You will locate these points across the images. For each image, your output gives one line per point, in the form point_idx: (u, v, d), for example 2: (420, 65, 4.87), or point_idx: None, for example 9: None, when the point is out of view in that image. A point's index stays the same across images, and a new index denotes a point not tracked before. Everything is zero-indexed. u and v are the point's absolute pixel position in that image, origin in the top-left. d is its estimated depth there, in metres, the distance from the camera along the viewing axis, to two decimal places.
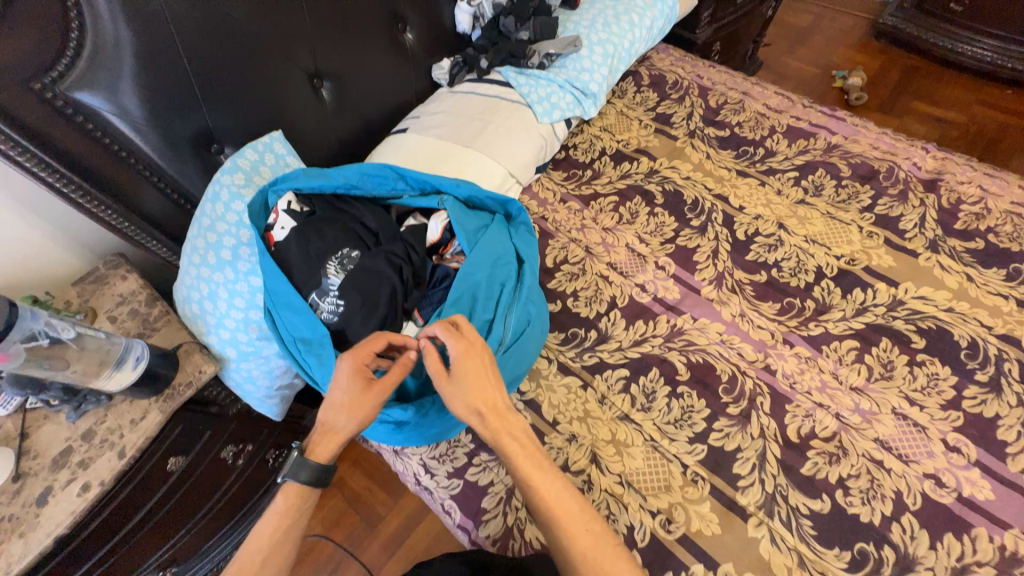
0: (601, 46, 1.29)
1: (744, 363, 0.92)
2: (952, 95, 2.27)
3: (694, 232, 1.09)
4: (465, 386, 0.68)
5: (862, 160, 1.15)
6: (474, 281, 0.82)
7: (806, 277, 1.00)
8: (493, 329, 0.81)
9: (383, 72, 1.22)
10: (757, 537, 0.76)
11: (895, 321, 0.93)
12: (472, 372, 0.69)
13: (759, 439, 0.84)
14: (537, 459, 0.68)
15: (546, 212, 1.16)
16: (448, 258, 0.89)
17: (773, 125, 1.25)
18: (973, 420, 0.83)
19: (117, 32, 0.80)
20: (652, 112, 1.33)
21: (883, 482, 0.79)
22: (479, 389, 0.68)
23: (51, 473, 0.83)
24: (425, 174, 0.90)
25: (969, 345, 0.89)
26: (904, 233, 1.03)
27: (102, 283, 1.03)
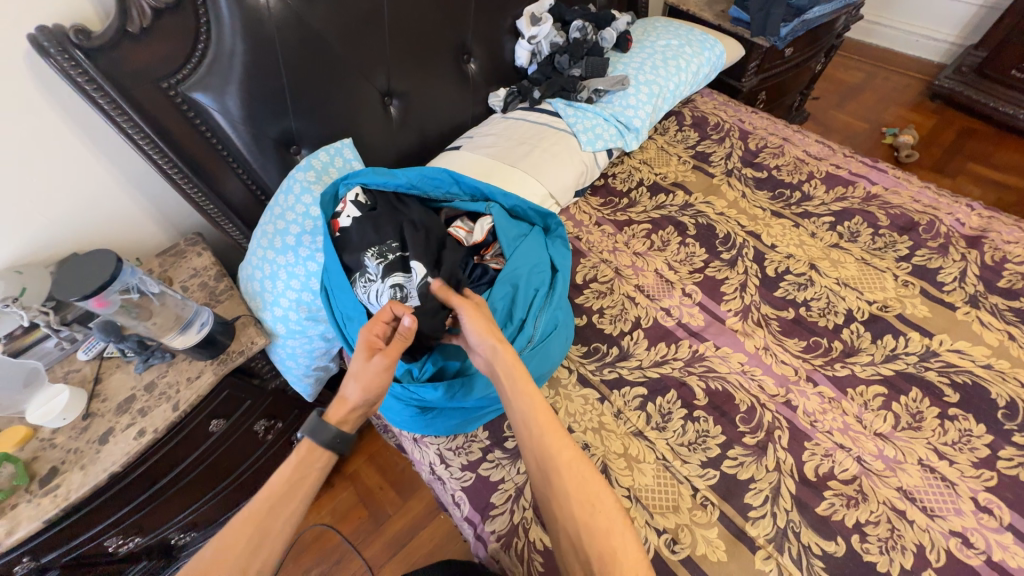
0: (647, 86, 1.38)
1: (764, 396, 0.92)
2: (1010, 159, 2.21)
3: (723, 265, 1.12)
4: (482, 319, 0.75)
5: (901, 211, 1.15)
6: (516, 279, 0.89)
7: (836, 319, 1.00)
8: (526, 326, 0.88)
9: (445, 96, 1.35)
10: (765, 570, 0.75)
11: (928, 371, 0.91)
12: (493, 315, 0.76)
13: (774, 472, 0.84)
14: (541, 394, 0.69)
15: (580, 233, 1.22)
16: (487, 258, 0.96)
17: (811, 171, 1.28)
18: (1008, 482, 0.79)
19: (233, 45, 0.94)
20: (691, 150, 1.39)
21: (905, 533, 0.76)
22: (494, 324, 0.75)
23: (115, 416, 0.91)
24: (478, 182, 0.99)
25: (1007, 405, 0.86)
26: (942, 285, 1.02)
27: (181, 256, 1.17)
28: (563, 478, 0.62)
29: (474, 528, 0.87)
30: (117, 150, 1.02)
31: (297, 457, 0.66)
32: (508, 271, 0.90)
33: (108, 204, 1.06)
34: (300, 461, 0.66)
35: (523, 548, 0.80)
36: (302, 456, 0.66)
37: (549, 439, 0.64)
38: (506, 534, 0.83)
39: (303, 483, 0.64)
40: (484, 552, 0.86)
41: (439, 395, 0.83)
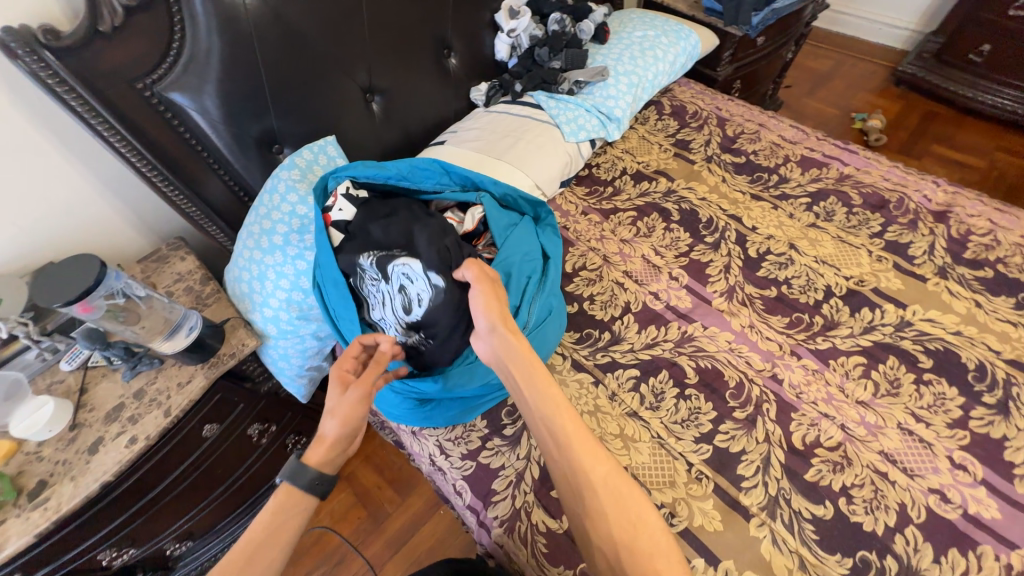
0: (626, 76, 1.40)
1: (752, 371, 0.95)
2: (971, 140, 2.31)
3: (707, 248, 1.15)
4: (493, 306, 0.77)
5: (873, 190, 1.20)
6: (509, 266, 0.90)
7: (816, 295, 1.04)
8: (520, 313, 0.89)
9: (427, 91, 1.35)
10: (759, 537, 0.78)
11: (903, 341, 0.96)
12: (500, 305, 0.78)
13: (764, 443, 0.87)
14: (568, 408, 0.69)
15: (568, 223, 1.24)
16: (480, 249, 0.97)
17: (787, 154, 1.32)
18: (980, 439, 0.84)
19: (209, 42, 0.93)
20: (672, 138, 1.42)
21: (888, 493, 0.80)
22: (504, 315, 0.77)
23: (104, 425, 0.89)
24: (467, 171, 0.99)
25: (977, 368, 0.91)
26: (913, 259, 1.07)
27: (164, 261, 1.14)
28: (602, 499, 0.61)
29: (476, 516, 0.88)
30: (92, 154, 1.00)
31: (273, 505, 0.66)
32: (501, 260, 0.91)
33: (84, 210, 1.04)
34: (279, 508, 0.65)
35: (525, 532, 0.82)
36: (279, 502, 0.66)
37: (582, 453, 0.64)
38: (508, 520, 0.84)
39: (283, 531, 0.64)
40: (487, 539, 0.87)
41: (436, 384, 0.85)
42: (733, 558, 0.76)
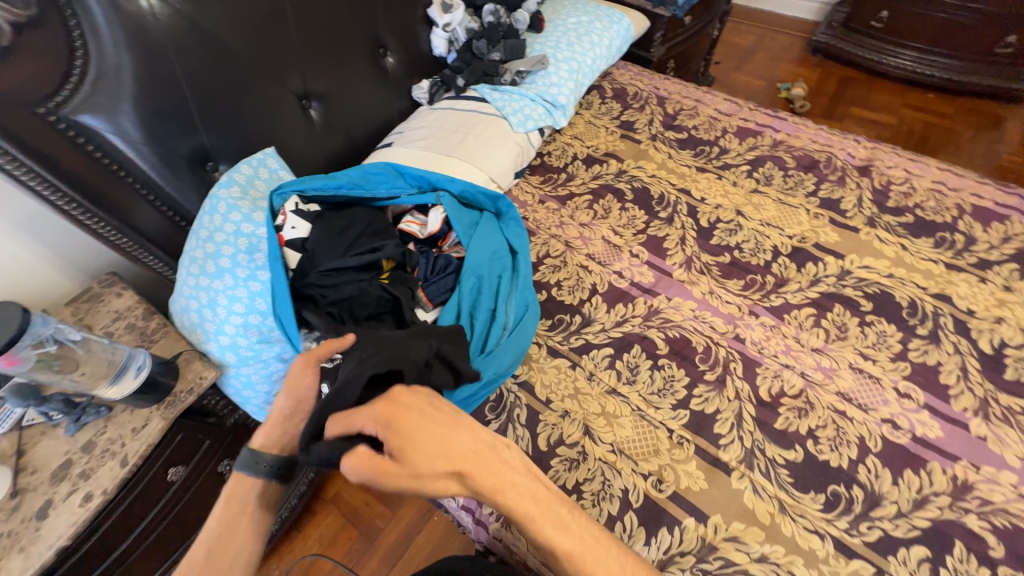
0: (566, 63, 1.41)
1: (716, 335, 1.00)
2: (882, 100, 2.52)
3: (662, 223, 1.19)
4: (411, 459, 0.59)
5: (804, 153, 1.29)
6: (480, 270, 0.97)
7: (765, 256, 1.11)
8: (497, 315, 0.96)
9: (368, 93, 1.31)
10: (740, 488, 0.82)
11: (845, 288, 1.04)
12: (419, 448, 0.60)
13: (735, 400, 0.92)
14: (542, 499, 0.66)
15: (527, 213, 1.24)
16: (446, 249, 1.03)
17: (724, 126, 1.39)
18: (919, 368, 0.93)
19: (118, 58, 0.86)
20: (617, 121, 1.46)
21: (847, 429, 0.87)
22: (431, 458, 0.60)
23: (52, 486, 0.81)
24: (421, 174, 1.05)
25: (909, 304, 1.00)
26: (845, 213, 1.15)
27: (98, 300, 1.04)
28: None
29: (472, 514, 0.88)
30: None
31: (231, 495, 0.73)
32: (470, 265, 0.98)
33: None
34: (242, 500, 0.73)
35: None
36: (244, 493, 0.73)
37: (559, 539, 0.64)
38: (504, 513, 0.84)
39: (246, 517, 0.72)
40: (486, 535, 0.88)
41: None
42: (720, 513, 0.80)
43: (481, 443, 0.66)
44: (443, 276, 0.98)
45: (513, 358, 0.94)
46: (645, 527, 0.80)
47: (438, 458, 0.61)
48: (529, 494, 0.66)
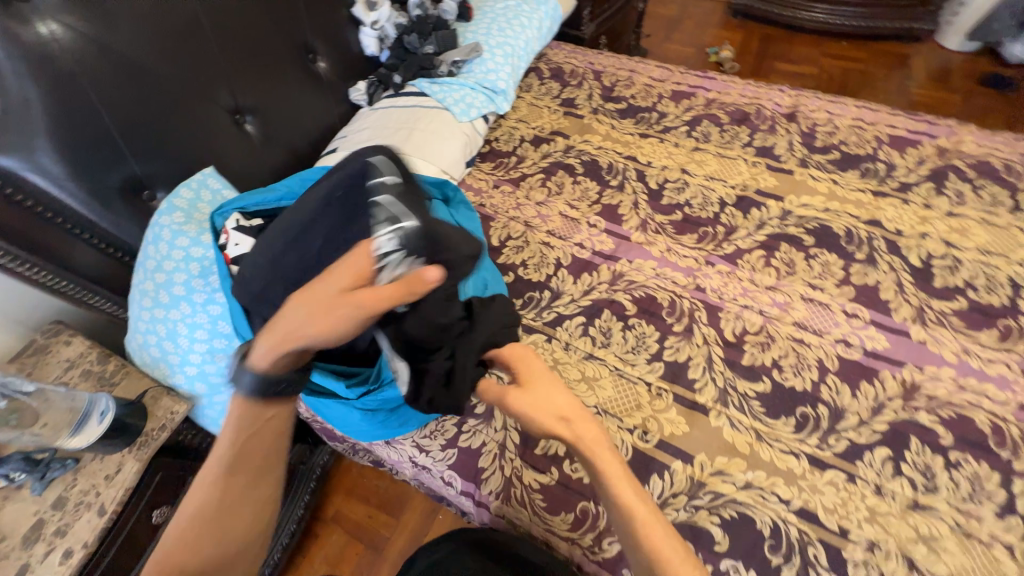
0: (500, 48, 1.43)
1: (679, 288, 1.05)
2: (802, 53, 2.67)
3: (614, 191, 1.23)
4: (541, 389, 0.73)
5: (736, 108, 1.36)
6: None
7: (713, 208, 1.17)
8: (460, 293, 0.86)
9: (304, 100, 1.28)
10: (719, 425, 0.88)
11: (788, 227, 1.11)
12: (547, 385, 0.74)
13: (703, 345, 0.97)
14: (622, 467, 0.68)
15: (483, 199, 1.25)
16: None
17: (660, 92, 1.44)
18: (862, 288, 1.00)
19: (24, 92, 0.81)
20: (558, 99, 1.49)
21: (806, 355, 0.94)
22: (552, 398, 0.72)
23: (25, 551, 0.77)
24: None
25: (846, 233, 1.08)
26: (779, 158, 1.23)
27: (45, 352, 0.98)
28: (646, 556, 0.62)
29: (472, 496, 0.89)
30: None
31: (242, 412, 0.61)
32: None
33: None
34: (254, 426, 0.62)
35: (522, 494, 0.85)
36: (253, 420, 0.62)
37: (634, 507, 0.65)
38: (503, 490, 0.87)
39: (271, 435, 0.63)
40: (489, 515, 0.90)
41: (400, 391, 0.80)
42: (704, 450, 0.85)
43: (577, 407, 0.72)
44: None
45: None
46: (638, 477, 0.84)
47: (551, 403, 0.71)
48: (612, 463, 0.68)
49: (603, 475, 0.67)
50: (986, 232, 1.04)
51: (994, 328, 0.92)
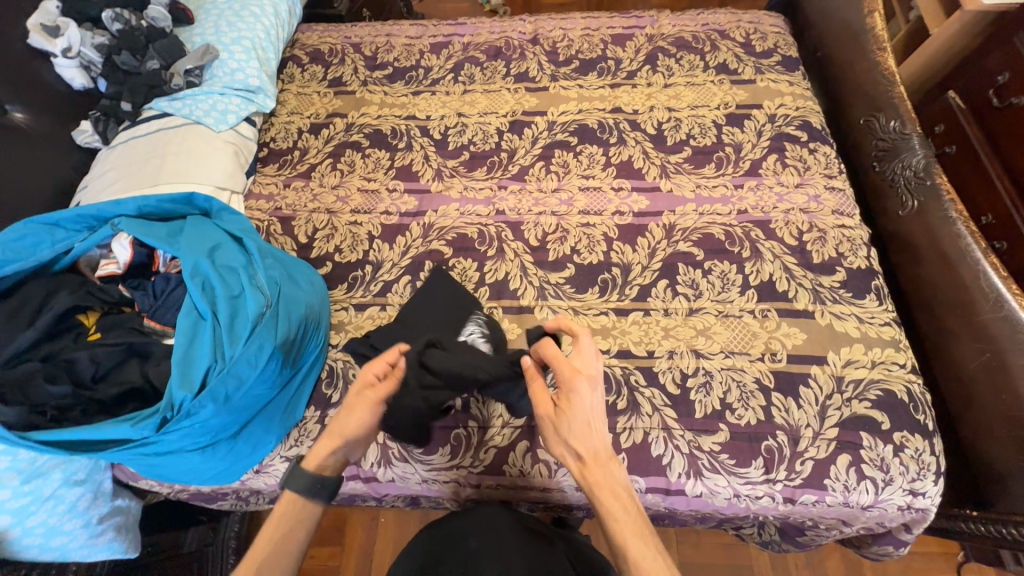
0: (238, 44, 1.33)
1: (484, 218, 1.15)
2: None
3: (404, 153, 1.27)
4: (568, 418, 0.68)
5: (488, 45, 1.45)
6: (197, 268, 0.79)
7: (493, 140, 1.27)
8: (246, 298, 0.79)
9: (11, 156, 1.06)
10: (543, 316, 1.01)
11: (557, 135, 1.26)
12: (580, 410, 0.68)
13: (515, 258, 1.08)
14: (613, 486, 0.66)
15: (278, 203, 1.21)
16: (160, 271, 0.85)
17: (420, 49, 1.48)
18: (620, 165, 1.19)
19: None
20: (325, 81, 1.45)
21: (594, 233, 1.10)
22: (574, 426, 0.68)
23: None
24: (79, 209, 0.82)
25: (599, 125, 1.26)
26: (534, 79, 1.37)
27: None
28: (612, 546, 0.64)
29: (358, 475, 0.93)
30: None
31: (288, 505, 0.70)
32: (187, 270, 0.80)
33: None
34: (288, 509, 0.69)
35: (400, 450, 0.91)
36: (292, 507, 0.70)
37: (631, 546, 0.63)
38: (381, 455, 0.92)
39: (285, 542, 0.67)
40: (382, 485, 0.94)
41: (211, 406, 0.73)
42: None
43: (601, 451, 0.68)
44: (167, 294, 0.82)
45: (287, 329, 0.81)
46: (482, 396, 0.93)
47: (575, 438, 0.68)
48: (620, 508, 0.65)
49: (603, 510, 0.65)
50: (692, 91, 1.29)
51: (712, 162, 1.17)
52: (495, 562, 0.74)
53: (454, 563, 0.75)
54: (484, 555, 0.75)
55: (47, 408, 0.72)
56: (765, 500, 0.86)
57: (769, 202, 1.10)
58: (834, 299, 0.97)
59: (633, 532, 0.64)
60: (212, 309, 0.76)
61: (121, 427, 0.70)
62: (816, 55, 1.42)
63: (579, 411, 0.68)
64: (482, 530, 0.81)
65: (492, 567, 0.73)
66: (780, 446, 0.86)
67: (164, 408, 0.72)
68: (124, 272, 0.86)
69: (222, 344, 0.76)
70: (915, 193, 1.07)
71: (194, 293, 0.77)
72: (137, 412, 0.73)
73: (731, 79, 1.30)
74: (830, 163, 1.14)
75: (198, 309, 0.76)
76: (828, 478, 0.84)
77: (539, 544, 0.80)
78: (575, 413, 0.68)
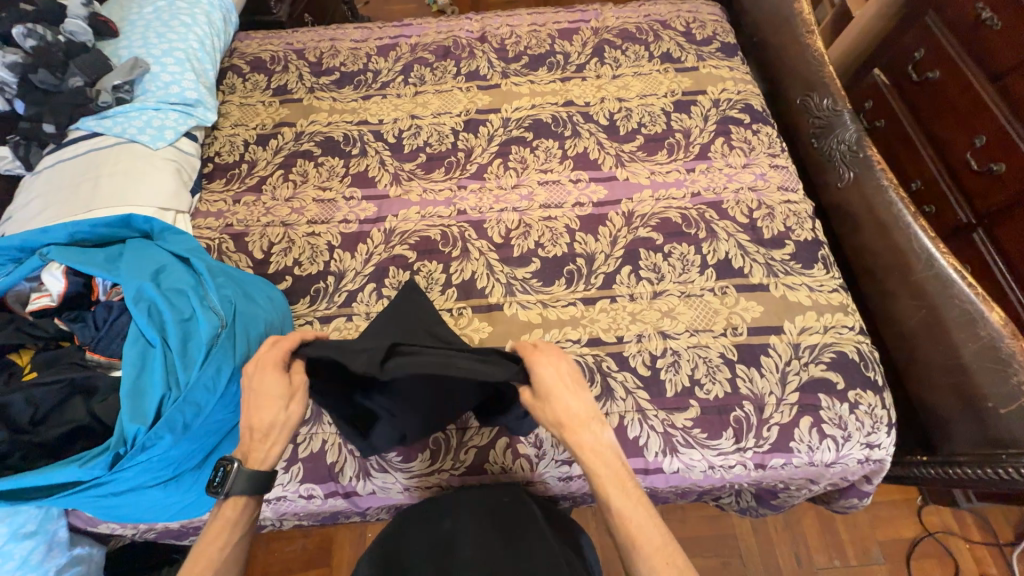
0: (170, 56, 1.26)
1: (446, 219, 1.14)
2: None
3: (358, 159, 1.24)
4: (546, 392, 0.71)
5: (436, 45, 1.44)
6: (141, 292, 0.74)
7: (449, 140, 1.26)
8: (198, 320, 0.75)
9: None
10: (513, 312, 1.01)
11: (512, 132, 1.26)
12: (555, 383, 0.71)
13: (480, 257, 1.08)
14: (595, 446, 0.70)
15: (228, 219, 1.16)
16: (101, 300, 0.80)
17: (366, 52, 1.45)
18: (577, 157, 1.21)
19: None
20: (269, 90, 1.40)
21: (556, 226, 1.12)
22: (552, 399, 0.70)
23: None
24: (3, 239, 0.77)
25: (553, 119, 1.27)
26: (485, 77, 1.37)
27: None
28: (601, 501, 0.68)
29: (336, 492, 0.90)
30: None
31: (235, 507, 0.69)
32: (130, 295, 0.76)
33: None
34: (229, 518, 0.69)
35: (379, 460, 0.89)
36: (234, 510, 0.69)
37: (616, 500, 0.67)
38: (360, 468, 0.89)
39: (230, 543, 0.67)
40: (363, 498, 0.91)
41: (169, 437, 0.69)
42: (510, 338, 0.98)
43: (580, 414, 0.71)
44: (111, 323, 0.77)
45: (247, 349, 0.77)
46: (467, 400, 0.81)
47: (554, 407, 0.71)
48: (603, 468, 0.69)
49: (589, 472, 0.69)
50: (640, 81, 1.32)
51: (663, 148, 1.21)
52: (470, 536, 0.75)
53: (428, 541, 0.75)
54: (458, 535, 0.75)
55: None
56: (738, 468, 0.90)
57: (720, 183, 1.15)
58: (785, 271, 1.03)
59: (614, 484, 0.68)
60: (161, 335, 0.72)
61: (67, 470, 0.65)
62: (752, 40, 1.49)
63: (549, 380, 0.71)
64: (455, 508, 0.81)
65: (466, 545, 0.73)
66: (747, 416, 0.90)
67: (116, 443, 0.67)
68: (59, 303, 0.79)
69: (175, 371, 0.72)
70: (850, 165, 1.14)
71: (140, 320, 0.73)
72: (86, 452, 0.68)
73: (675, 68, 1.34)
74: (772, 142, 1.20)
75: (147, 336, 0.72)
76: (793, 441, 0.88)
77: (511, 509, 0.81)
78: (544, 384, 0.70)
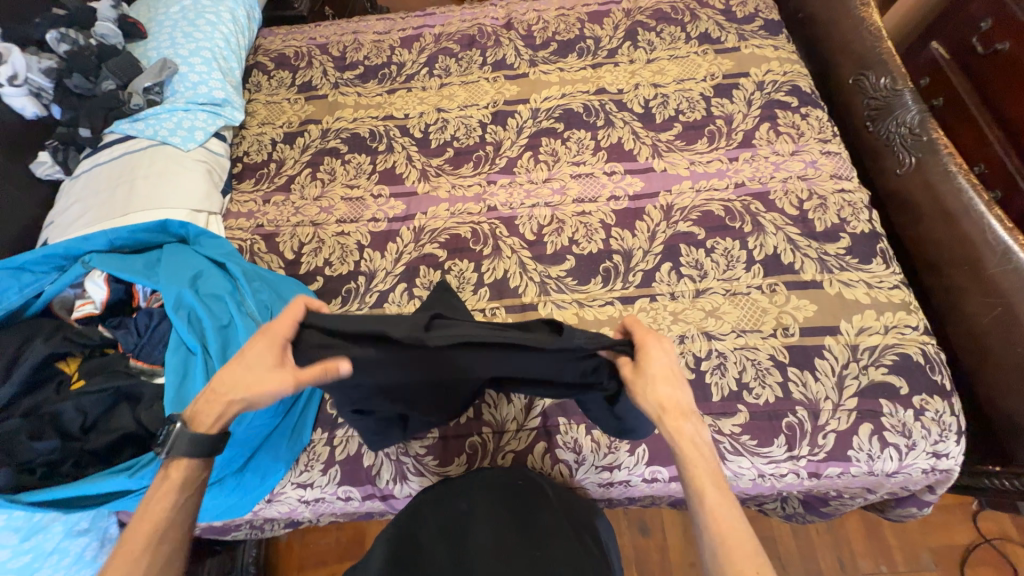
0: (197, 56, 1.26)
1: (476, 216, 1.11)
2: None
3: (386, 155, 1.22)
4: (654, 377, 0.63)
5: (461, 34, 1.39)
6: (180, 301, 0.74)
7: (477, 133, 1.22)
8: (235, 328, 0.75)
9: None
10: (548, 312, 0.98)
11: (542, 123, 1.21)
12: (665, 371, 0.63)
13: (512, 255, 1.05)
14: (693, 439, 0.63)
15: (259, 220, 1.16)
16: (142, 306, 0.81)
17: (389, 44, 1.42)
18: (611, 148, 1.15)
19: None
20: (294, 87, 1.38)
21: (591, 221, 1.07)
22: (656, 389, 0.63)
23: None
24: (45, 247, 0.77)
25: (585, 109, 1.22)
26: (513, 66, 1.31)
27: None
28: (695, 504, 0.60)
29: (374, 495, 0.90)
30: None
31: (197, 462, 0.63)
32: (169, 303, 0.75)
33: None
34: (175, 480, 0.61)
35: (414, 464, 0.88)
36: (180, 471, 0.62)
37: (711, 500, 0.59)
38: (396, 472, 0.89)
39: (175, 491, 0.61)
40: (400, 501, 0.91)
41: None
42: None
43: (682, 403, 0.64)
44: (151, 331, 0.77)
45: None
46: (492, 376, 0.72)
47: (659, 392, 0.63)
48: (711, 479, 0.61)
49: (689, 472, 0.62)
50: (677, 65, 1.25)
51: (703, 137, 1.14)
52: (485, 525, 0.72)
53: (444, 526, 0.73)
54: (473, 522, 0.73)
55: (34, 467, 0.67)
56: (790, 477, 0.85)
57: (766, 172, 1.08)
58: (841, 267, 0.96)
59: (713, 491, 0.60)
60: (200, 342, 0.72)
61: (118, 479, 0.67)
62: (797, 17, 1.39)
63: (658, 366, 0.63)
64: (469, 490, 0.77)
65: (481, 534, 0.71)
66: (801, 422, 0.84)
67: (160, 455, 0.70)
68: (105, 309, 0.81)
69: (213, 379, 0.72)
70: (912, 150, 1.05)
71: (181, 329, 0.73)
72: (134, 461, 0.69)
73: (715, 49, 1.26)
74: (823, 127, 1.12)
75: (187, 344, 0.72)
76: (851, 449, 0.83)
77: (528, 492, 0.76)
78: (652, 370, 0.63)
